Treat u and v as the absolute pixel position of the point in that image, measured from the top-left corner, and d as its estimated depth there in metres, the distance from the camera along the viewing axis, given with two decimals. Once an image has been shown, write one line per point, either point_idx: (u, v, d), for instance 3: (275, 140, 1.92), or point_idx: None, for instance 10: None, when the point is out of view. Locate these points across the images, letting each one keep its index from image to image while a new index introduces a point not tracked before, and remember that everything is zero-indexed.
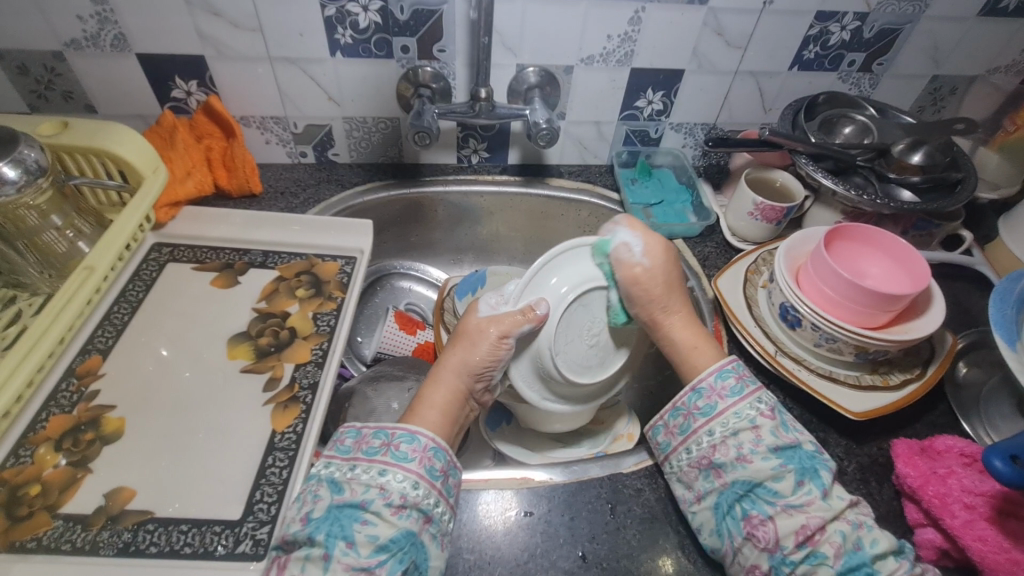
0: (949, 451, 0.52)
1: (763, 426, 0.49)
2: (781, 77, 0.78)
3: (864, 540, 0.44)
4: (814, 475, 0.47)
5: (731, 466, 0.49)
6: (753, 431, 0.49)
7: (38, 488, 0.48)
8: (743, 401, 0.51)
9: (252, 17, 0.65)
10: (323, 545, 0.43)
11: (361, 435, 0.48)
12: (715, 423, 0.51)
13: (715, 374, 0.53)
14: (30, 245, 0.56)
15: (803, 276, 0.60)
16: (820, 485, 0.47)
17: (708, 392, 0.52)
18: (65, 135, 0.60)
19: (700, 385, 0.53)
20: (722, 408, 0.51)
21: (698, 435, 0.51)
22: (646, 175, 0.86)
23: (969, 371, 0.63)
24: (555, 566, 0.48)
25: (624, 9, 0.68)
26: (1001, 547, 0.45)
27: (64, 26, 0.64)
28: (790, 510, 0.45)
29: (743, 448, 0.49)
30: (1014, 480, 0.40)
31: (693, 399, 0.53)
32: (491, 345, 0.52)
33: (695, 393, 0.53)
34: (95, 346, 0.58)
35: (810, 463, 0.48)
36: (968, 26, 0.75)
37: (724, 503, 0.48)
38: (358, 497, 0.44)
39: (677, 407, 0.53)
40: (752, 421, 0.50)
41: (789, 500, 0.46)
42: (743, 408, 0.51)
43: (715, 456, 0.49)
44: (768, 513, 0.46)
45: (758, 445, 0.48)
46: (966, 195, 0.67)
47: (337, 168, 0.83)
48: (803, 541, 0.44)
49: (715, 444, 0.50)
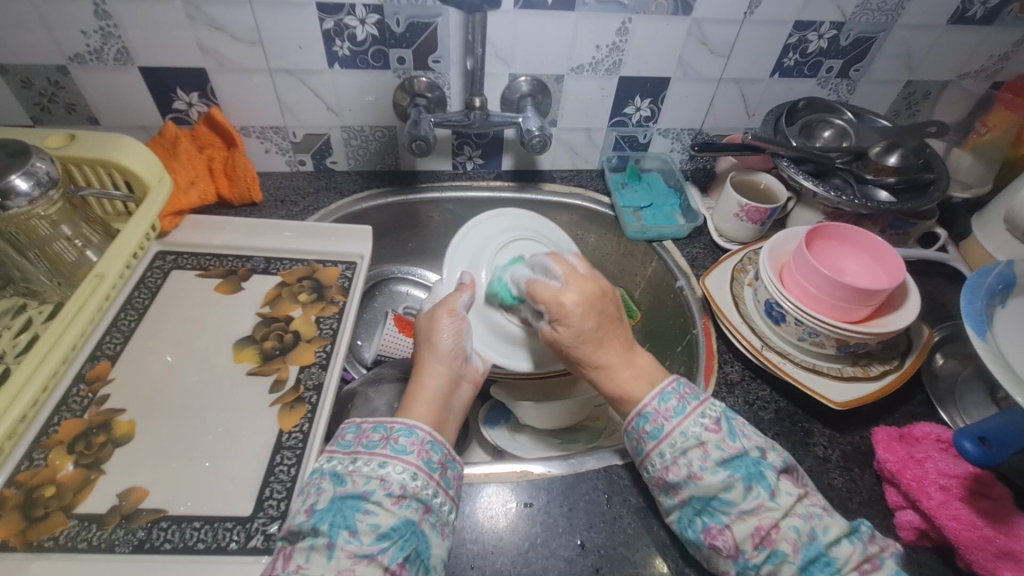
0: (925, 437, 0.55)
1: (708, 440, 0.49)
2: (763, 84, 0.82)
3: (817, 529, 0.46)
4: (761, 478, 0.47)
5: (684, 484, 0.48)
6: (700, 447, 0.49)
7: (53, 490, 0.49)
8: (686, 419, 0.50)
9: (252, 30, 0.67)
10: (327, 534, 0.43)
11: (361, 430, 0.49)
12: (664, 444, 0.50)
13: (658, 397, 0.51)
14: (40, 254, 0.58)
15: (786, 274, 0.63)
16: (768, 486, 0.47)
17: (653, 415, 0.51)
18: (73, 147, 0.61)
19: (643, 410, 0.51)
20: (668, 429, 0.50)
21: (652, 457, 0.50)
22: (635, 179, 0.90)
23: (945, 362, 0.66)
24: (556, 554, 0.50)
25: (612, 20, 0.71)
26: (974, 524, 0.47)
27: (68, 41, 0.66)
28: (744, 516, 0.46)
29: (693, 465, 0.48)
30: (983, 461, 0.43)
31: (641, 423, 0.51)
32: (450, 323, 0.57)
33: (641, 418, 0.51)
34: (104, 352, 0.60)
35: (756, 469, 0.48)
36: (939, 34, 0.78)
37: (687, 516, 0.49)
38: (359, 487, 0.45)
39: (627, 432, 0.52)
40: (697, 438, 0.49)
41: (742, 507, 0.46)
42: (688, 426, 0.50)
43: (667, 476, 0.49)
44: (725, 522, 0.47)
45: (706, 461, 0.48)
46: (939, 194, 0.70)
47: (335, 176, 0.85)
48: (760, 543, 0.45)
49: (667, 465, 0.49)
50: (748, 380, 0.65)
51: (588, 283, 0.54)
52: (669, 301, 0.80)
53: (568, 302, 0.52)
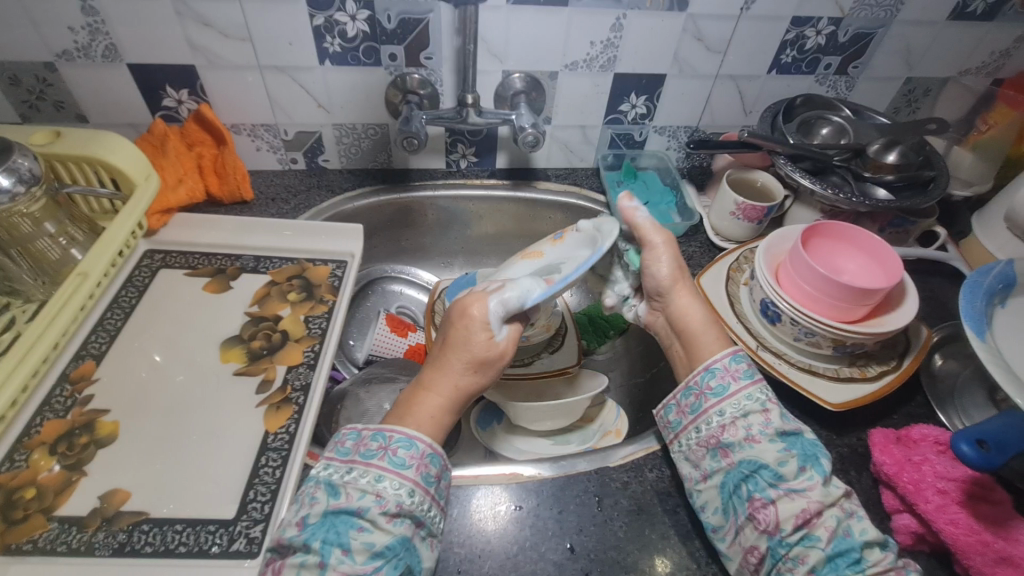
0: (924, 439, 0.54)
1: (772, 409, 0.51)
2: (761, 80, 0.81)
3: (854, 528, 0.45)
4: (816, 462, 0.48)
5: (738, 446, 0.50)
6: (763, 414, 0.51)
7: (34, 492, 0.49)
8: (753, 385, 0.53)
9: (241, 27, 0.67)
10: (319, 552, 0.42)
11: (361, 437, 0.48)
12: (726, 403, 0.52)
13: (732, 356, 0.54)
14: (23, 252, 0.57)
15: (782, 273, 0.62)
16: (821, 472, 0.48)
17: (722, 372, 0.53)
18: (57, 144, 0.61)
19: (715, 366, 0.54)
20: (735, 389, 0.52)
21: (710, 414, 0.52)
22: (631, 177, 0.88)
23: (944, 363, 0.65)
24: (545, 559, 0.49)
25: (606, 16, 0.70)
26: (973, 529, 0.46)
27: (55, 37, 0.65)
28: (792, 493, 0.46)
29: (752, 429, 0.50)
30: (981, 464, 0.42)
31: (708, 378, 0.54)
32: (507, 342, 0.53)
33: (709, 373, 0.54)
34: (89, 352, 0.59)
35: (813, 451, 0.49)
36: (939, 29, 0.77)
37: (730, 484, 0.49)
38: (354, 503, 0.44)
39: (689, 387, 0.55)
40: (763, 405, 0.51)
41: (792, 484, 0.47)
42: (754, 392, 0.52)
43: (722, 436, 0.51)
44: (771, 497, 0.47)
45: (767, 428, 0.50)
46: (939, 192, 0.69)
47: (327, 174, 0.84)
48: (800, 525, 0.45)
49: (725, 424, 0.51)
50: None
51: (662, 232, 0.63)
52: None
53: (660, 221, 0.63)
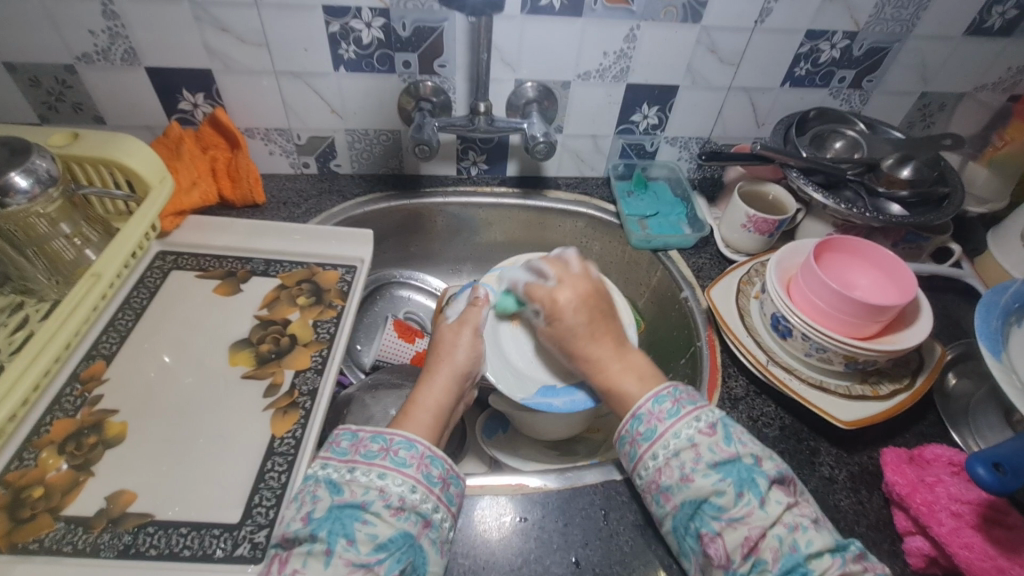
0: (937, 460, 0.53)
1: (702, 443, 0.47)
2: (774, 93, 0.80)
3: (802, 541, 0.43)
4: (752, 485, 0.45)
5: (677, 488, 0.47)
6: (692, 450, 0.47)
7: (41, 491, 0.49)
8: (681, 422, 0.49)
9: (258, 32, 0.67)
10: (325, 541, 0.42)
11: (358, 438, 0.47)
12: (658, 446, 0.49)
13: (653, 399, 0.51)
14: (39, 252, 0.57)
15: (794, 287, 0.61)
16: (758, 493, 0.45)
17: (648, 417, 0.50)
18: (75, 145, 0.61)
19: (638, 412, 0.50)
20: (662, 431, 0.49)
21: (645, 460, 0.49)
22: (641, 188, 0.88)
23: (958, 382, 0.64)
24: (549, 572, 0.49)
25: (620, 27, 0.70)
26: (987, 555, 0.45)
27: (76, 40, 0.66)
28: (734, 523, 0.44)
29: (685, 469, 0.47)
30: (997, 487, 0.41)
31: (636, 425, 0.50)
32: (470, 339, 0.59)
33: (636, 419, 0.50)
34: (100, 352, 0.59)
35: (749, 474, 0.46)
36: (954, 45, 0.77)
37: (681, 526, 0.47)
38: (358, 497, 0.44)
39: (623, 435, 0.51)
40: (691, 440, 0.48)
41: (732, 513, 0.44)
42: (681, 429, 0.49)
43: (660, 480, 0.48)
44: (716, 530, 0.44)
45: (699, 464, 0.47)
46: (954, 209, 0.68)
47: (339, 179, 0.85)
48: (748, 553, 0.43)
49: (660, 468, 0.48)
50: (753, 396, 0.64)
51: (581, 283, 0.60)
52: (674, 311, 0.79)
53: (564, 301, 0.57)
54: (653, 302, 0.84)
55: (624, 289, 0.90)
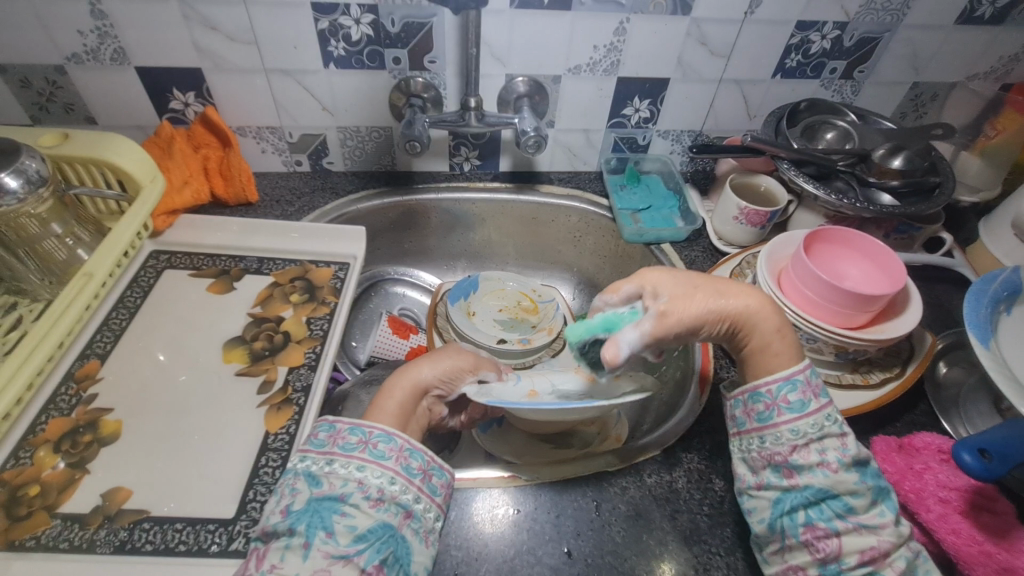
0: (926, 448, 0.54)
1: (849, 437, 0.46)
2: (765, 85, 0.80)
3: (921, 570, 0.43)
4: (888, 498, 0.45)
5: (807, 470, 0.45)
6: (840, 439, 0.45)
7: (38, 489, 0.49)
8: (833, 406, 0.47)
9: (247, 30, 0.67)
10: (304, 534, 0.42)
11: (335, 429, 0.48)
12: (803, 421, 0.46)
13: (813, 370, 0.48)
14: (31, 252, 0.58)
15: (784, 278, 0.61)
16: (892, 509, 0.44)
17: (803, 387, 0.47)
18: (65, 145, 0.62)
19: (796, 376, 0.47)
20: (814, 408, 0.46)
21: (780, 429, 0.46)
22: (634, 181, 0.88)
23: (949, 371, 0.64)
24: (541, 562, 0.49)
25: (609, 20, 0.70)
26: (974, 540, 0.46)
27: (65, 40, 0.66)
28: (862, 528, 0.43)
29: (827, 454, 0.45)
30: (982, 474, 0.42)
31: (785, 390, 0.47)
32: (456, 361, 0.55)
33: (789, 384, 0.47)
34: (93, 351, 0.60)
35: (884, 485, 0.45)
36: (945, 34, 0.77)
37: (789, 503, 0.45)
38: (337, 489, 0.44)
39: (762, 391, 0.48)
40: (841, 429, 0.46)
41: (863, 519, 0.43)
42: (833, 413, 0.46)
43: (790, 456, 0.46)
44: (836, 529, 0.43)
45: (844, 456, 0.45)
46: (944, 198, 0.68)
47: (332, 176, 0.85)
48: (865, 562, 0.42)
49: (796, 444, 0.46)
50: None
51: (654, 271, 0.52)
52: None
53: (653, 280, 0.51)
54: None
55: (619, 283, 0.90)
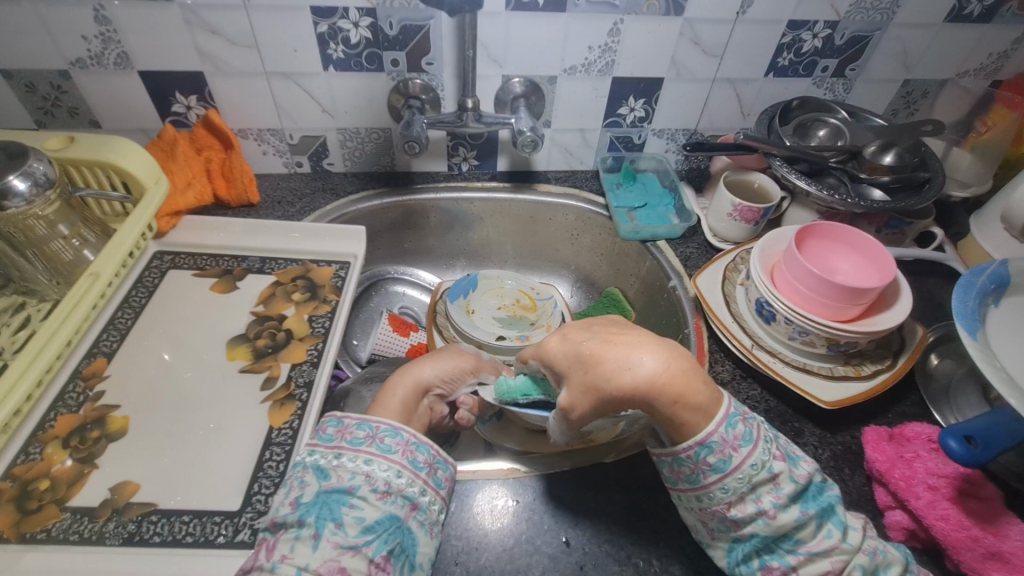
0: (916, 437, 0.55)
1: (781, 473, 0.43)
2: (758, 83, 0.82)
3: (881, 568, 0.43)
4: (830, 514, 0.43)
5: (750, 521, 0.43)
6: (772, 482, 0.42)
7: (48, 483, 0.50)
8: (756, 448, 0.43)
9: (247, 34, 0.69)
10: (313, 526, 0.43)
11: (343, 425, 0.49)
12: (730, 478, 0.42)
13: (725, 423, 0.42)
14: (38, 254, 0.59)
15: (777, 273, 0.63)
16: (838, 523, 0.43)
17: (720, 446, 0.42)
18: (72, 149, 0.63)
19: (709, 441, 0.42)
20: (738, 461, 0.42)
21: (712, 490, 0.43)
22: (630, 180, 0.90)
23: (940, 362, 0.66)
24: (540, 551, 0.50)
25: (604, 21, 0.71)
26: (962, 525, 0.47)
27: (70, 45, 0.67)
28: (813, 556, 0.42)
29: (763, 503, 0.42)
30: (967, 459, 0.43)
31: (703, 454, 0.42)
32: (455, 364, 0.58)
33: (704, 448, 0.42)
34: (100, 350, 0.61)
35: (826, 502, 0.44)
36: (935, 32, 0.78)
37: (742, 553, 0.44)
38: (345, 482, 0.45)
39: (681, 456, 0.43)
40: (771, 471, 0.42)
41: (811, 546, 0.42)
42: (757, 457, 0.42)
43: (731, 512, 0.43)
44: (791, 564, 0.42)
45: (779, 497, 0.42)
46: (934, 193, 0.69)
47: (332, 177, 0.86)
48: None
49: (732, 501, 0.43)
50: (739, 379, 0.65)
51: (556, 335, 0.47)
52: (663, 300, 0.80)
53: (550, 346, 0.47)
54: (643, 292, 0.85)
55: (616, 280, 0.91)
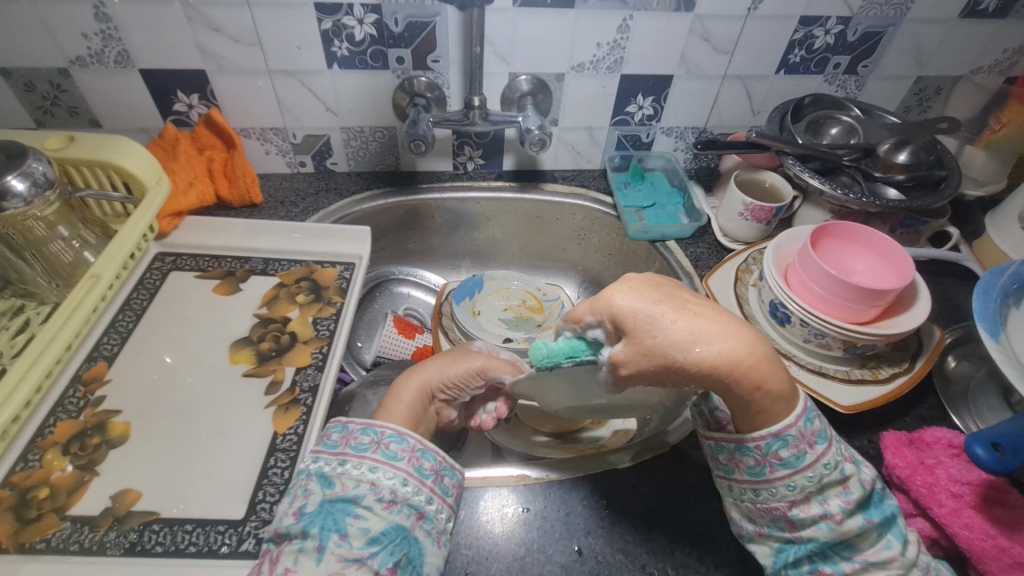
0: (937, 442, 0.53)
1: (851, 477, 0.42)
2: (769, 81, 0.80)
3: None
4: (891, 523, 0.43)
5: (811, 523, 0.42)
6: (842, 485, 0.42)
7: (47, 491, 0.49)
8: (830, 449, 0.42)
9: (250, 32, 0.67)
10: (317, 537, 0.42)
11: (348, 430, 0.47)
12: (800, 476, 0.41)
13: (805, 417, 0.41)
14: (38, 255, 0.58)
15: (791, 274, 0.61)
16: (897, 533, 0.43)
17: (796, 441, 0.41)
18: (70, 149, 0.62)
19: (788, 433, 0.40)
20: (811, 460, 0.41)
21: (777, 486, 0.42)
22: (638, 179, 0.88)
23: (958, 365, 0.64)
24: (552, 561, 0.49)
25: (613, 17, 0.70)
26: (987, 534, 0.46)
27: (69, 43, 0.66)
28: (870, 565, 0.42)
29: (830, 505, 0.42)
30: (996, 467, 0.41)
31: (776, 447, 0.41)
32: (468, 367, 0.55)
33: (780, 441, 0.41)
34: (101, 354, 0.60)
35: (888, 511, 0.44)
36: (950, 28, 0.76)
37: (792, 553, 0.43)
38: (350, 491, 0.44)
39: (752, 447, 0.42)
40: (842, 473, 0.42)
41: (869, 554, 0.42)
42: (831, 457, 0.42)
43: (791, 511, 0.42)
44: (846, 570, 0.42)
45: (847, 501, 0.42)
46: (951, 191, 0.68)
47: (335, 177, 0.85)
48: None
49: (797, 499, 0.42)
50: None
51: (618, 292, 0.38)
52: None
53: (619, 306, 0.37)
54: None
55: (624, 281, 0.90)
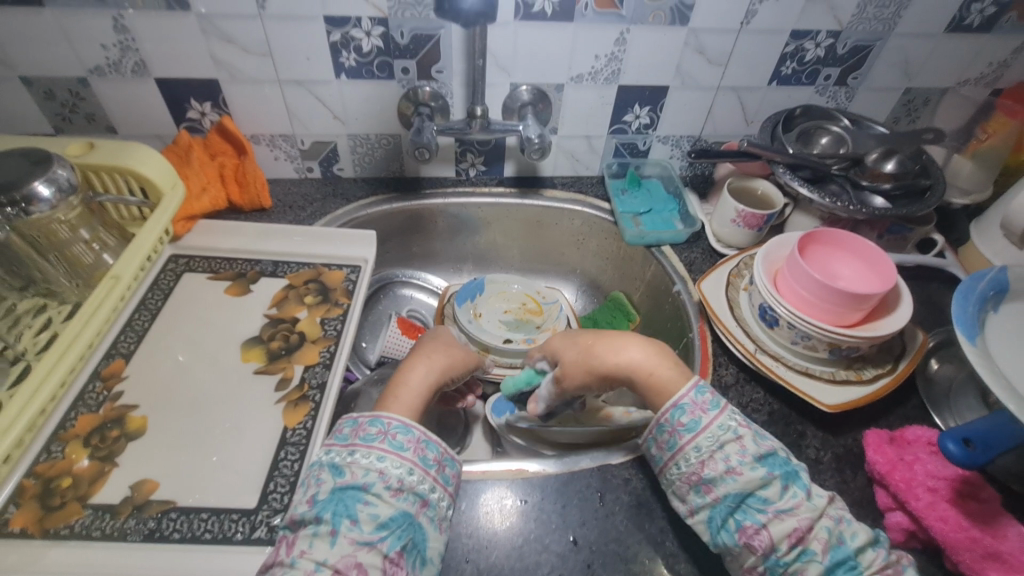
0: (917, 440, 0.56)
1: (745, 436, 0.47)
2: (761, 91, 0.83)
3: (846, 534, 0.44)
4: (796, 477, 0.45)
5: (721, 481, 0.46)
6: (737, 442, 0.47)
7: (70, 481, 0.52)
8: (722, 414, 0.48)
9: (262, 44, 0.70)
10: (330, 522, 0.44)
11: (357, 424, 0.50)
12: (702, 437, 0.47)
13: (695, 389, 0.49)
14: (60, 257, 0.61)
15: (780, 279, 0.64)
16: (803, 486, 0.45)
17: (691, 407, 0.48)
18: (91, 155, 0.64)
19: (681, 402, 0.49)
20: (707, 422, 0.48)
21: (686, 452, 0.47)
22: (635, 185, 0.91)
23: (940, 367, 0.67)
24: (548, 549, 0.52)
25: (610, 31, 0.73)
26: (961, 526, 0.48)
27: (89, 54, 0.69)
28: (781, 514, 0.44)
29: (731, 461, 0.46)
30: (965, 462, 0.44)
31: (677, 415, 0.48)
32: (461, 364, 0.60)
33: (678, 409, 0.49)
34: (118, 351, 0.63)
35: (791, 467, 0.46)
36: (936, 41, 0.79)
37: (718, 518, 0.46)
38: (359, 479, 0.46)
39: (660, 422, 0.49)
40: (736, 433, 0.47)
41: (779, 505, 0.44)
42: (723, 420, 0.48)
43: (704, 472, 0.46)
44: (761, 521, 0.44)
45: (744, 456, 0.46)
46: (935, 200, 0.71)
47: (342, 182, 0.88)
48: (795, 542, 0.42)
49: (704, 460, 0.47)
50: (742, 382, 0.66)
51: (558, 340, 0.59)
52: (667, 304, 0.81)
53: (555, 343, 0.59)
54: (648, 296, 0.87)
55: (621, 284, 0.93)
